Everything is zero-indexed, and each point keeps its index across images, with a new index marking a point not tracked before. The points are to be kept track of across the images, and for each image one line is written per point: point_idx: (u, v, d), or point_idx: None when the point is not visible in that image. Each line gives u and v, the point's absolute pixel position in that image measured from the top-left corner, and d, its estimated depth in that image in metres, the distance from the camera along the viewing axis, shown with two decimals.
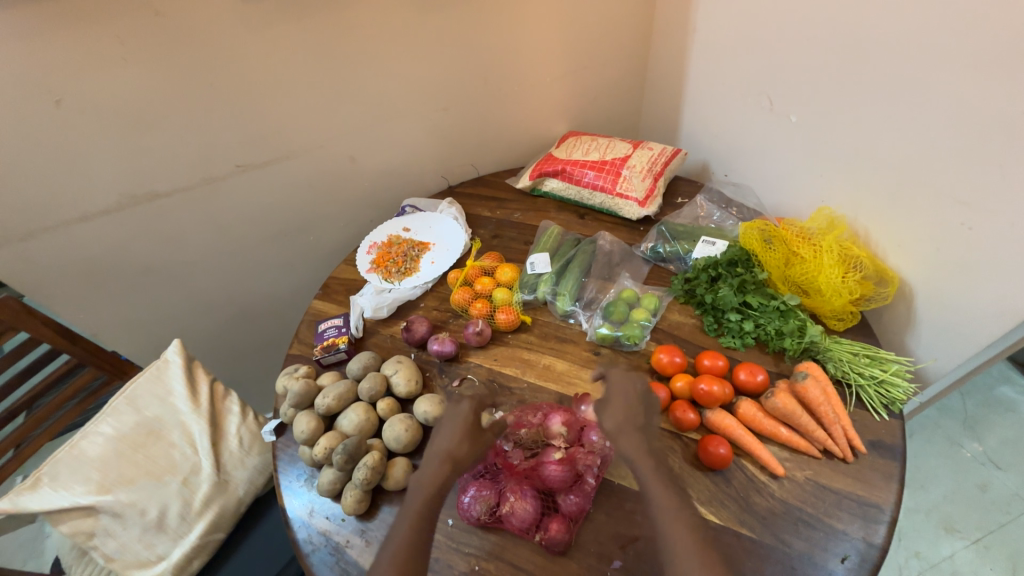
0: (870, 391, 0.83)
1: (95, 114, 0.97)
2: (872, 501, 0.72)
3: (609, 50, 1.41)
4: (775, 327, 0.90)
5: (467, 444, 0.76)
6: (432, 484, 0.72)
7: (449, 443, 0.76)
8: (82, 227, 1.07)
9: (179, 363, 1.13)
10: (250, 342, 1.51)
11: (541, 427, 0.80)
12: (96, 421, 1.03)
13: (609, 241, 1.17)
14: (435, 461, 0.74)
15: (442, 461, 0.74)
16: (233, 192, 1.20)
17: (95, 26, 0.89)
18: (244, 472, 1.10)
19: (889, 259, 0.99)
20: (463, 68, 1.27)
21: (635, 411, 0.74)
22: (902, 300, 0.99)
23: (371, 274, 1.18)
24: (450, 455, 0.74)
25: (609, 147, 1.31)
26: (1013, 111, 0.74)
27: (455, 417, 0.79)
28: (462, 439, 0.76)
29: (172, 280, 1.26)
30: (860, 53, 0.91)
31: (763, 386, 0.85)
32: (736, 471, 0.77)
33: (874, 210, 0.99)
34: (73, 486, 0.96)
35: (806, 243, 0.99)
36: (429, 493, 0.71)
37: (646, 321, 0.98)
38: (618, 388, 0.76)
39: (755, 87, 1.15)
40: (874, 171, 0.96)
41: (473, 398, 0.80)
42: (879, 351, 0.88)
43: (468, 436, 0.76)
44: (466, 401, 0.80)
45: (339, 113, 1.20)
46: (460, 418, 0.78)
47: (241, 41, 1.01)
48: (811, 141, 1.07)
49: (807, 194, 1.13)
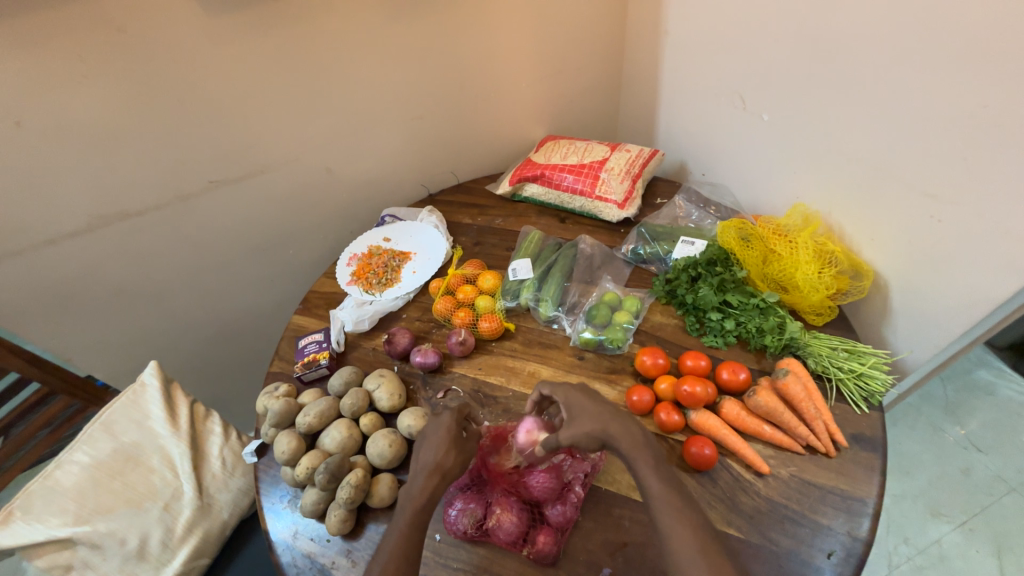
0: (850, 385, 0.83)
1: (57, 134, 0.94)
2: (855, 494, 0.72)
3: (584, 54, 1.42)
4: (756, 324, 0.90)
5: (454, 455, 0.74)
6: (419, 497, 0.71)
7: (435, 455, 0.74)
8: (49, 251, 1.04)
9: (157, 386, 1.11)
10: (232, 360, 1.48)
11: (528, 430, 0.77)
12: (71, 450, 1.00)
13: (590, 244, 1.17)
14: (424, 473, 0.73)
15: (429, 472, 0.73)
16: (208, 209, 1.17)
17: (56, 45, 0.87)
18: (228, 494, 1.07)
19: (864, 253, 1.01)
20: (438, 75, 1.26)
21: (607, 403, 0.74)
22: (877, 293, 1.01)
23: (352, 286, 1.16)
24: (437, 465, 0.73)
25: (587, 150, 1.32)
26: (973, 104, 0.76)
27: (439, 427, 0.77)
28: (448, 448, 0.75)
29: (148, 301, 1.22)
30: (829, 51, 0.93)
31: (745, 384, 0.85)
32: (723, 471, 0.77)
33: (848, 205, 1.00)
34: (48, 519, 0.93)
35: (783, 239, 1.00)
36: (418, 506, 0.70)
37: (629, 323, 0.97)
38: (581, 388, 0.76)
39: (728, 86, 1.17)
40: (845, 166, 0.98)
41: (454, 410, 0.78)
42: (858, 345, 0.88)
43: (452, 445, 0.75)
44: (444, 413, 0.78)
45: (313, 125, 1.18)
46: (445, 428, 0.77)
47: (208, 55, 0.99)
48: (783, 139, 1.08)
49: (781, 191, 1.15)
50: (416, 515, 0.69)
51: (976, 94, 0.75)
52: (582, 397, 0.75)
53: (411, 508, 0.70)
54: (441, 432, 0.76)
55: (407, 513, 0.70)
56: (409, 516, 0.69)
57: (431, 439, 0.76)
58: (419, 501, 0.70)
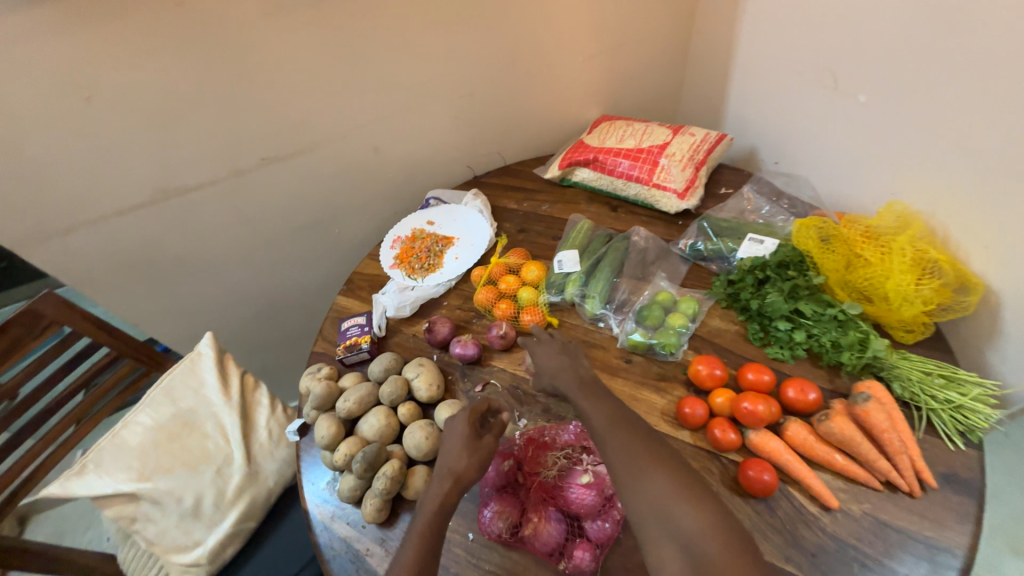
0: (944, 417, 0.72)
1: (121, 109, 0.96)
2: (943, 544, 0.63)
3: (649, 25, 1.30)
4: (831, 338, 0.80)
5: (470, 460, 0.72)
6: (433, 502, 0.69)
7: (450, 460, 0.72)
8: (117, 222, 1.09)
9: (212, 356, 1.16)
10: (280, 333, 1.53)
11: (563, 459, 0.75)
12: (137, 411, 1.07)
13: (644, 237, 1.09)
14: (439, 478, 0.71)
15: (444, 477, 0.71)
16: (259, 185, 1.18)
17: (119, 20, 0.87)
18: (273, 464, 1.12)
19: (971, 263, 0.86)
20: (490, 49, 1.19)
21: (566, 357, 0.82)
22: (986, 311, 0.86)
23: (395, 270, 1.15)
24: (453, 470, 0.71)
25: (646, 133, 1.21)
26: None
27: (456, 431, 0.75)
28: (463, 452, 0.72)
29: (204, 273, 1.27)
30: (956, 20, 0.77)
31: (816, 406, 0.76)
32: (783, 500, 0.70)
33: (956, 205, 0.86)
34: (116, 473, 1.00)
35: (872, 243, 0.88)
36: (432, 514, 0.68)
37: (683, 328, 0.90)
38: (546, 343, 0.85)
39: (817, 61, 1.02)
40: (959, 158, 0.83)
41: (469, 411, 0.76)
42: (957, 371, 0.76)
43: (467, 449, 0.73)
44: (461, 414, 0.76)
45: (361, 102, 1.15)
46: (462, 430, 0.75)
47: (260, 28, 0.97)
48: (880, 125, 0.94)
49: (871, 185, 1.01)
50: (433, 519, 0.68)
51: None
52: (545, 348, 0.84)
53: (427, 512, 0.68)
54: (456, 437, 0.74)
55: (424, 516, 0.68)
56: (426, 520, 0.67)
57: (449, 443, 0.74)
58: (435, 505, 0.68)
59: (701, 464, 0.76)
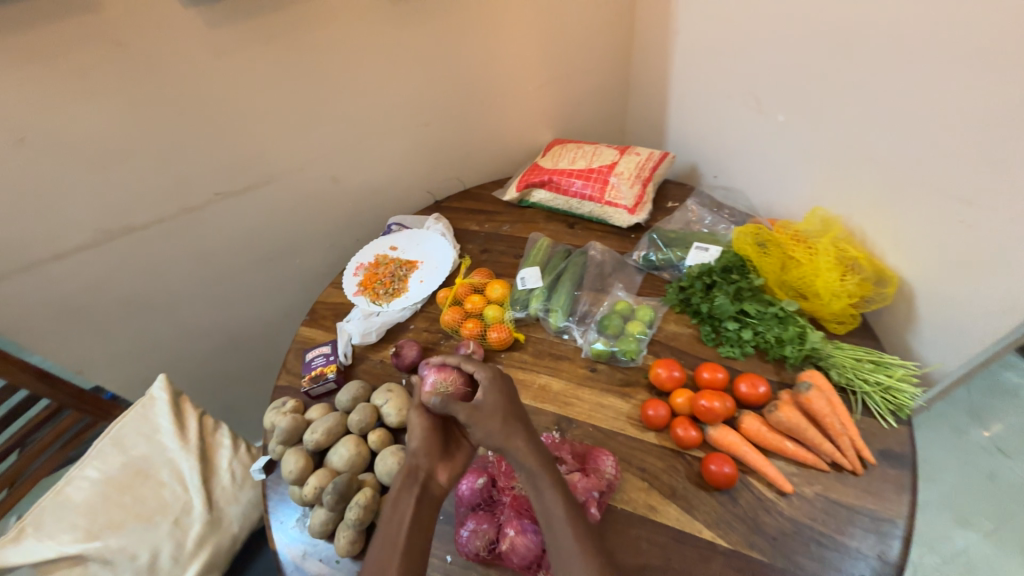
0: (876, 398, 0.80)
1: (62, 150, 0.94)
2: (885, 515, 0.69)
3: (591, 56, 1.40)
4: (775, 334, 0.87)
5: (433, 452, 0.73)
6: (396, 503, 0.69)
7: (416, 453, 0.72)
8: (56, 266, 1.04)
9: (165, 399, 1.10)
10: (240, 370, 1.47)
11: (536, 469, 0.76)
12: (82, 465, 1.00)
13: (600, 251, 1.14)
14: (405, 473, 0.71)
15: (410, 473, 0.71)
16: (213, 220, 1.16)
17: (58, 62, 0.86)
18: (237, 507, 1.06)
19: (887, 258, 0.96)
20: (443, 81, 1.24)
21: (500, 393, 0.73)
22: (902, 299, 0.97)
23: (359, 297, 1.14)
24: (417, 468, 0.71)
25: (596, 154, 1.29)
26: (1005, 104, 0.72)
27: (417, 428, 0.74)
28: (427, 444, 0.73)
29: (155, 313, 1.22)
30: (850, 50, 0.89)
31: (765, 398, 0.82)
32: (743, 490, 0.74)
33: (868, 208, 0.97)
34: (60, 535, 0.93)
35: (801, 245, 0.97)
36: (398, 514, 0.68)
37: (642, 334, 0.95)
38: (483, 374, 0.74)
39: (741, 86, 1.13)
40: (866, 167, 0.94)
41: (421, 404, 0.75)
42: (884, 355, 0.84)
43: (430, 441, 0.73)
44: (415, 411, 0.75)
45: (317, 134, 1.17)
46: (422, 425, 0.74)
47: (210, 66, 0.98)
48: (800, 140, 1.05)
49: (798, 193, 1.11)
50: (405, 522, 0.67)
51: (1011, 91, 0.71)
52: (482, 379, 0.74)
53: (388, 515, 0.68)
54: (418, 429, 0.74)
55: (394, 521, 0.67)
56: (394, 526, 0.67)
57: (411, 441, 0.73)
58: (410, 504, 0.68)
59: (667, 463, 0.79)
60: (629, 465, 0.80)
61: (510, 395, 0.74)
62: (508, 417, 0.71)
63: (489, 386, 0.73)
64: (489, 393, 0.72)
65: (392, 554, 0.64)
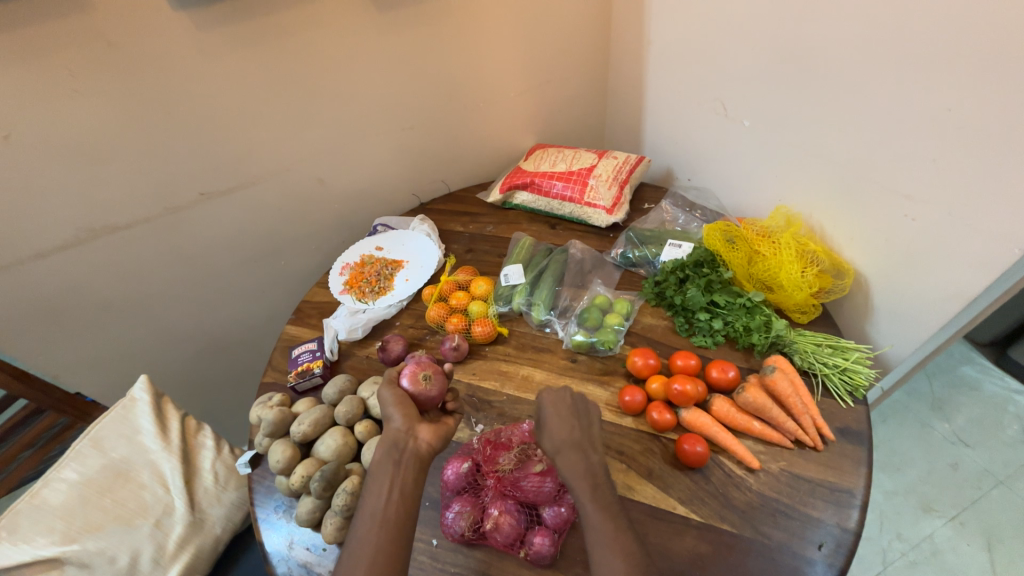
0: (835, 380, 0.87)
1: (46, 148, 0.94)
2: (843, 486, 0.75)
3: (570, 65, 1.46)
4: (743, 323, 0.93)
5: (406, 417, 0.74)
6: (373, 465, 0.70)
7: (394, 417, 0.74)
8: (36, 265, 1.03)
9: (147, 400, 1.06)
10: (223, 372, 1.47)
11: (517, 458, 0.78)
12: (59, 467, 0.95)
13: (580, 249, 1.19)
14: (384, 436, 0.73)
15: (388, 435, 0.73)
16: (198, 220, 1.17)
17: (46, 60, 0.87)
18: (221, 508, 1.02)
19: (844, 251, 1.04)
20: (428, 85, 1.28)
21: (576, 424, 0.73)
22: (859, 290, 1.04)
23: (345, 295, 1.16)
24: (393, 433, 0.72)
25: (575, 158, 1.34)
26: (938, 106, 0.80)
27: (388, 402, 0.76)
28: (404, 412, 0.75)
29: (139, 314, 1.22)
30: (805, 59, 0.97)
31: (735, 382, 0.88)
32: (715, 467, 0.79)
33: (825, 208, 1.05)
34: (35, 538, 0.88)
35: (767, 241, 1.04)
36: (378, 482, 0.68)
37: (619, 325, 0.99)
38: (560, 403, 0.75)
39: (709, 93, 1.21)
40: (825, 168, 1.01)
41: (393, 384, 0.79)
42: (841, 341, 0.92)
43: (405, 407, 0.75)
44: (382, 390, 0.78)
45: (305, 136, 1.19)
46: (393, 400, 0.76)
47: (199, 68, 1.00)
48: (762, 142, 1.12)
49: (763, 194, 1.18)
50: (386, 492, 0.67)
51: (940, 95, 0.79)
52: (558, 410, 0.74)
53: (370, 488, 0.68)
54: (391, 398, 0.76)
55: (373, 494, 0.68)
56: (374, 499, 0.67)
57: (386, 410, 0.76)
58: (389, 470, 0.69)
59: (644, 446, 0.83)
60: (608, 448, 0.83)
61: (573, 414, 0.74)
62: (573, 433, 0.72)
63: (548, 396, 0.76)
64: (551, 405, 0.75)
65: (372, 530, 0.64)
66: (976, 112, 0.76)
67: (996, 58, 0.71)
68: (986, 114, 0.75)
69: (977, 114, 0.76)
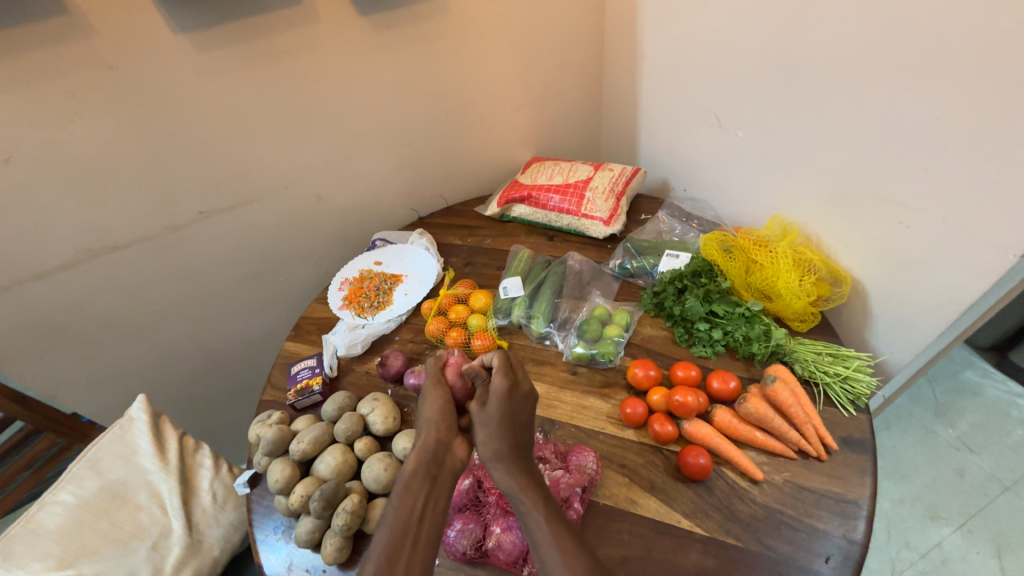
0: (837, 389, 0.87)
1: (46, 170, 0.95)
2: (848, 497, 0.74)
3: (565, 80, 1.48)
4: (742, 333, 0.93)
5: (446, 430, 0.74)
6: (409, 476, 0.69)
7: (436, 428, 0.74)
8: (35, 286, 1.03)
9: (145, 419, 1.05)
10: (222, 389, 1.46)
11: None
12: (55, 489, 0.94)
13: (578, 260, 1.20)
14: (422, 446, 0.73)
15: (428, 445, 0.72)
16: (198, 238, 1.18)
17: (47, 84, 0.88)
18: (219, 530, 1.01)
19: (840, 259, 1.05)
20: (425, 101, 1.30)
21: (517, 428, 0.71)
22: (857, 297, 1.05)
23: (344, 310, 1.16)
24: (434, 444, 0.72)
25: (572, 171, 1.35)
26: (928, 116, 0.81)
27: (433, 405, 0.77)
28: (445, 426, 0.75)
29: (137, 332, 1.21)
30: (796, 72, 0.99)
31: (736, 393, 0.87)
32: (718, 479, 0.78)
33: (821, 216, 1.05)
34: (30, 564, 0.86)
35: (764, 250, 1.05)
36: (411, 495, 0.68)
37: (619, 337, 0.99)
38: (508, 399, 0.72)
39: (703, 106, 1.23)
40: (820, 178, 1.02)
41: (441, 384, 0.79)
42: (841, 349, 0.92)
43: (448, 419, 0.75)
44: (431, 389, 0.78)
45: (304, 153, 1.21)
46: (438, 405, 0.76)
47: (199, 89, 1.02)
48: (756, 153, 1.14)
49: (759, 203, 1.19)
50: (418, 506, 0.67)
51: (930, 105, 0.81)
52: (500, 407, 0.71)
53: (400, 501, 0.67)
54: (439, 404, 0.76)
55: (406, 505, 0.66)
56: (407, 512, 0.66)
57: (427, 416, 0.76)
58: (425, 484, 0.69)
59: (646, 458, 0.82)
60: (610, 462, 0.83)
61: (512, 414, 0.72)
62: (506, 440, 0.70)
63: (497, 398, 0.71)
64: (494, 406, 0.71)
65: (403, 544, 0.63)
66: (966, 122, 0.77)
67: (987, 70, 0.73)
68: (976, 120, 0.76)
69: (966, 123, 0.77)
